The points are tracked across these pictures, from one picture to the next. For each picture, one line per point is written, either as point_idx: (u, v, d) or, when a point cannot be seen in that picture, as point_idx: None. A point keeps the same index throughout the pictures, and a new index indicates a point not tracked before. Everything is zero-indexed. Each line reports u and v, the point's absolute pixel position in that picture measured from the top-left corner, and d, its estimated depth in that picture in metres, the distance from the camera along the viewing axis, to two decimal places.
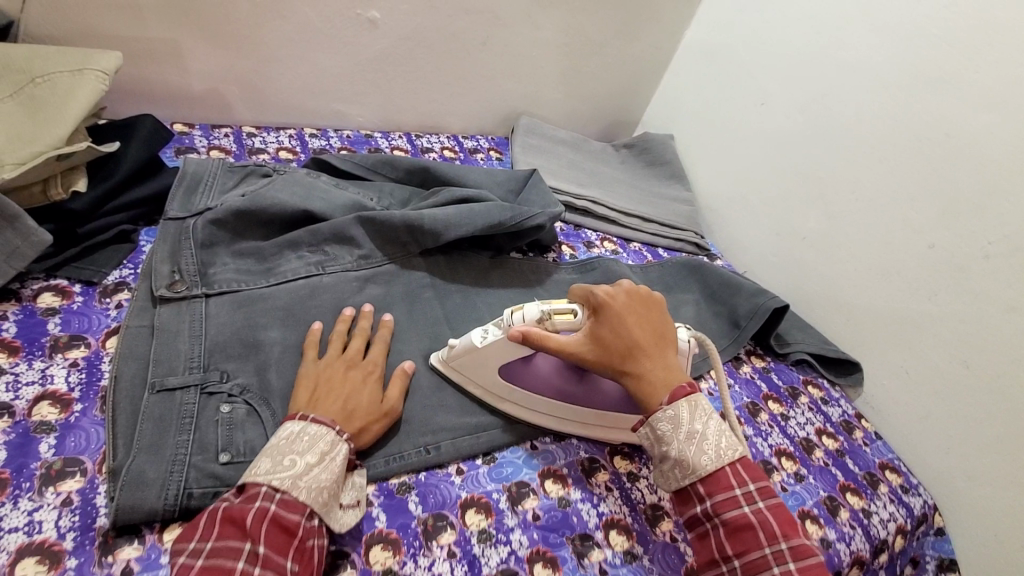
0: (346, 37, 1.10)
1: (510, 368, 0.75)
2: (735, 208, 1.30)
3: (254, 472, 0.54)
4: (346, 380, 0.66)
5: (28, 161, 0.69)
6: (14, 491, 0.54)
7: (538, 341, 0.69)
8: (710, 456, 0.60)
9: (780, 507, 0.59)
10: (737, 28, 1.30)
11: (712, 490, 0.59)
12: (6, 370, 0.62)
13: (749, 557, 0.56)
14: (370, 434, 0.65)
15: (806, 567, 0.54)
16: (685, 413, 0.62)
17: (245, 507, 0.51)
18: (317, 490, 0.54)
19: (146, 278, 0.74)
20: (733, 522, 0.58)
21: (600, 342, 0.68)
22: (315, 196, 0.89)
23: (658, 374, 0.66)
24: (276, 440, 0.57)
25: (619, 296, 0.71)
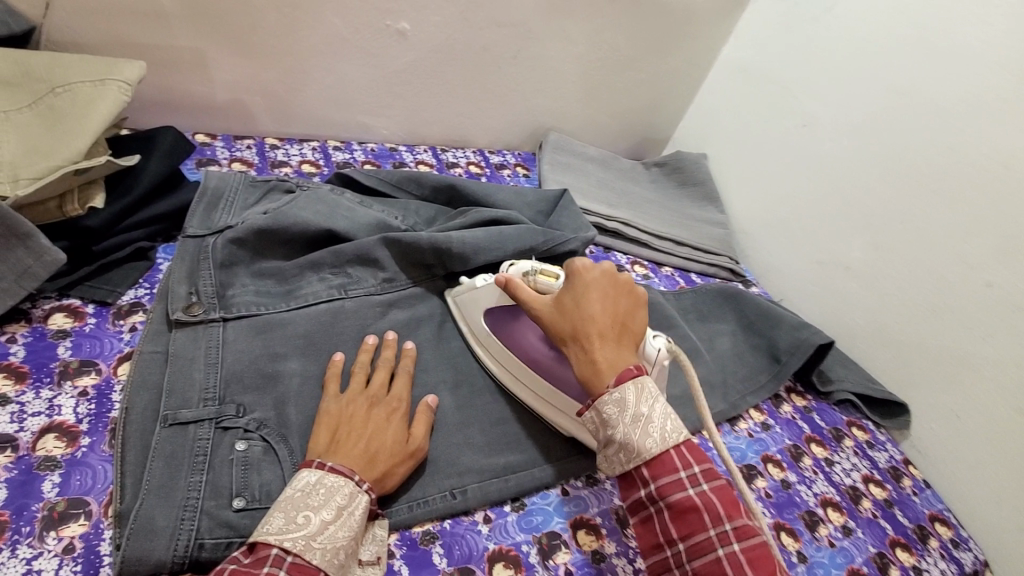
0: (374, 48, 1.07)
1: (496, 317, 0.79)
2: (771, 233, 1.24)
3: (264, 530, 0.49)
4: (368, 419, 0.62)
5: (44, 176, 0.66)
6: (13, 537, 0.50)
7: (518, 290, 0.72)
8: (655, 439, 0.56)
9: (726, 489, 0.55)
10: (777, 47, 1.26)
11: (657, 474, 0.55)
12: (11, 398, 0.59)
13: (693, 540, 0.53)
14: (395, 478, 0.60)
15: (750, 547, 0.51)
16: (629, 396, 0.58)
17: (252, 572, 0.46)
18: (331, 551, 0.50)
19: (163, 300, 0.71)
20: (678, 505, 0.54)
21: (563, 310, 0.68)
22: (339, 215, 0.85)
23: (607, 357, 0.62)
24: (291, 491, 0.53)
25: (594, 271, 0.69)
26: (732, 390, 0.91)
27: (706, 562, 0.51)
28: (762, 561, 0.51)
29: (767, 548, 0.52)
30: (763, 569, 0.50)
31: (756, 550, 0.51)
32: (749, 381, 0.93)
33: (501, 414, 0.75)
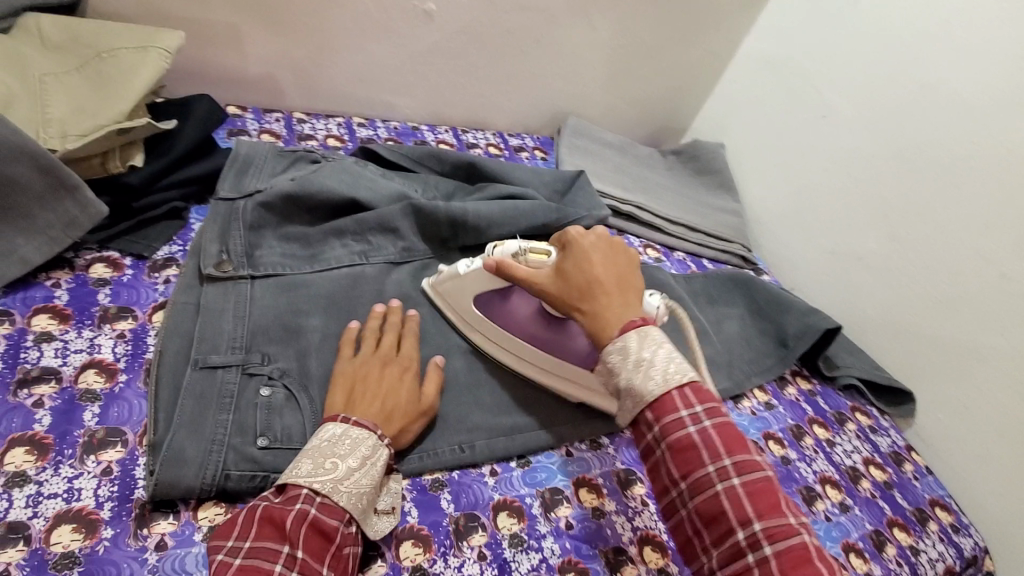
0: (401, 29, 1.10)
1: (486, 301, 0.78)
2: (785, 223, 1.25)
3: (294, 474, 0.54)
4: (383, 378, 0.65)
5: (90, 134, 0.70)
6: (57, 457, 0.55)
7: (511, 271, 0.70)
8: (657, 382, 0.55)
9: (728, 424, 0.54)
10: (799, 39, 1.26)
11: (659, 416, 0.54)
12: (56, 336, 0.63)
13: (694, 478, 0.53)
14: (409, 434, 0.64)
15: (750, 482, 0.52)
16: (633, 343, 0.56)
17: (285, 508, 0.51)
18: (356, 495, 0.54)
19: (196, 256, 0.75)
20: (678, 445, 0.54)
21: (563, 276, 0.65)
22: (362, 185, 0.88)
23: (613, 309, 0.60)
24: (317, 441, 0.56)
25: (589, 237, 0.67)
26: (737, 370, 0.93)
27: (706, 499, 0.52)
28: (763, 495, 0.51)
29: (770, 482, 0.52)
30: (764, 502, 0.51)
31: (757, 485, 0.52)
32: (755, 363, 0.95)
33: (511, 378, 0.78)
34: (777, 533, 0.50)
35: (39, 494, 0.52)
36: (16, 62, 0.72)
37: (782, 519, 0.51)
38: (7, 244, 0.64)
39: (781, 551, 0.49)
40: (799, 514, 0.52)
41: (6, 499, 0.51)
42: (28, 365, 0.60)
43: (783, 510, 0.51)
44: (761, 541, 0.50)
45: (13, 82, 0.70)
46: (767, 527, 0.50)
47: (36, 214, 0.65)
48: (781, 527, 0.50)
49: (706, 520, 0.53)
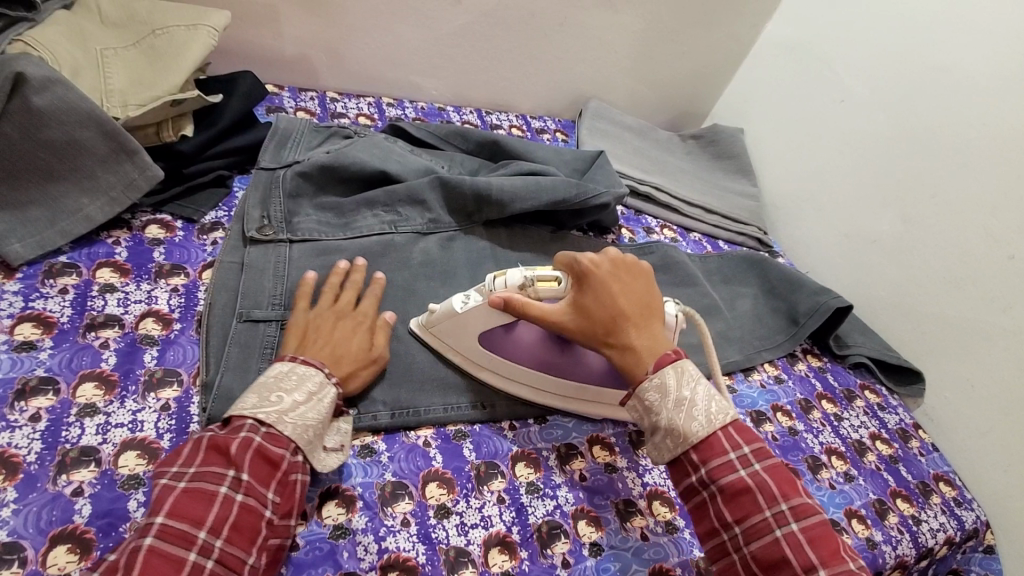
0: (429, 11, 1.14)
1: (491, 336, 0.73)
2: (801, 207, 1.27)
3: (239, 406, 0.54)
4: (335, 329, 0.66)
5: (148, 103, 0.76)
6: (122, 392, 0.61)
7: (526, 308, 0.67)
8: (701, 421, 0.59)
9: (778, 469, 0.58)
10: (820, 23, 1.27)
11: (707, 458, 0.58)
12: (118, 288, 0.69)
13: (750, 522, 0.55)
14: (358, 381, 0.65)
15: (807, 525, 0.54)
16: (672, 381, 0.60)
17: (229, 437, 0.52)
18: (301, 427, 0.55)
19: (240, 221, 0.81)
20: (731, 488, 0.57)
21: (584, 312, 0.66)
22: (392, 159, 0.93)
23: (644, 344, 0.64)
24: (265, 378, 0.58)
25: (604, 263, 0.68)
26: (748, 344, 0.96)
27: (765, 545, 0.54)
28: (823, 540, 0.54)
29: (828, 527, 0.55)
30: (824, 548, 0.53)
31: (816, 529, 0.54)
32: (766, 339, 0.98)
33: None
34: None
35: (107, 423, 0.58)
36: (78, 36, 0.77)
37: (843, 564, 0.52)
38: (74, 203, 0.70)
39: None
40: (859, 561, 0.54)
41: (79, 426, 0.57)
42: (95, 312, 0.66)
43: (843, 556, 0.53)
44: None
45: (78, 53, 0.75)
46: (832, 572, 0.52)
47: (100, 175, 0.71)
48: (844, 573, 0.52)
49: (765, 567, 0.54)
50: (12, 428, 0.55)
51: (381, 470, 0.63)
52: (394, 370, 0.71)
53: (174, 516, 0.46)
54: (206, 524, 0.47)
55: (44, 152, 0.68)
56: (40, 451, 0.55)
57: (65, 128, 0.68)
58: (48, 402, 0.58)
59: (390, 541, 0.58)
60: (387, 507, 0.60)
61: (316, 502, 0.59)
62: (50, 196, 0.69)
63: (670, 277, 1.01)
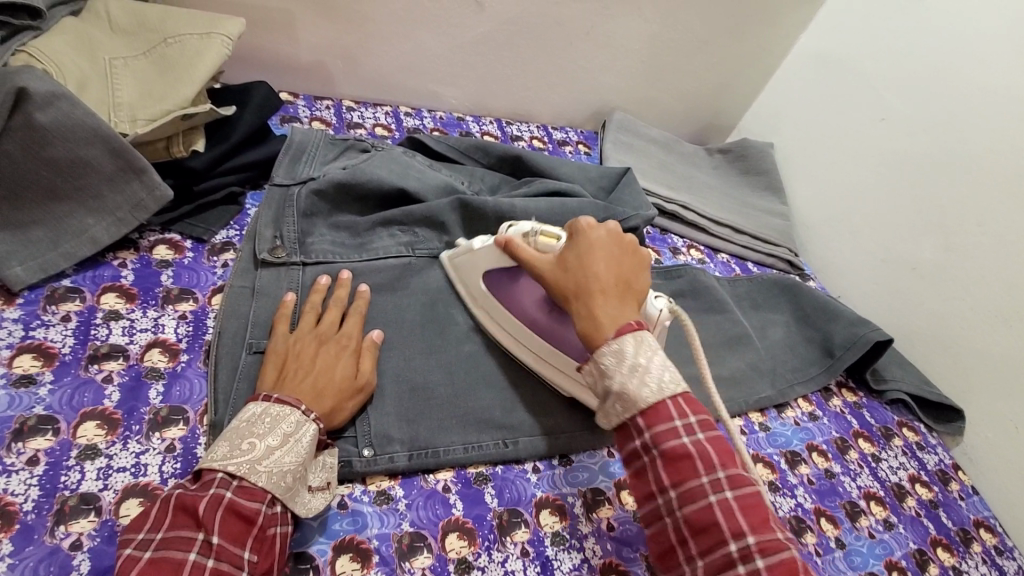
0: (452, 18, 1.10)
1: (496, 279, 0.77)
2: (833, 228, 1.22)
3: (209, 457, 0.51)
4: (316, 357, 0.62)
5: (157, 118, 0.72)
6: (125, 432, 0.57)
7: (518, 252, 0.69)
8: (652, 389, 0.54)
9: (720, 438, 0.54)
10: (858, 35, 1.22)
11: (652, 423, 0.54)
12: (122, 314, 0.66)
13: (686, 487, 0.52)
14: (344, 414, 0.61)
15: (743, 495, 0.51)
16: (628, 347, 0.55)
17: (198, 494, 0.48)
18: (277, 475, 0.51)
19: (251, 241, 0.77)
20: (671, 454, 0.52)
21: (564, 266, 0.64)
22: (411, 175, 0.88)
23: (609, 311, 0.59)
24: (237, 421, 0.53)
25: (600, 232, 0.66)
26: (780, 377, 0.91)
27: (698, 509, 0.51)
28: (754, 508, 0.50)
29: (761, 496, 0.51)
30: (755, 516, 0.50)
31: (748, 498, 0.51)
32: (800, 372, 0.93)
33: None
34: (768, 547, 0.48)
35: (109, 467, 0.54)
36: (86, 45, 0.74)
37: (771, 534, 0.49)
38: (79, 223, 0.67)
39: (772, 566, 0.47)
40: (789, 533, 0.51)
41: (79, 470, 0.53)
42: (98, 341, 0.63)
43: (772, 526, 0.50)
44: (752, 554, 0.48)
45: (85, 64, 0.72)
46: (757, 540, 0.49)
47: (106, 195, 0.68)
48: (771, 542, 0.49)
49: (695, 531, 0.51)
50: (8, 473, 0.52)
51: (398, 520, 0.59)
52: (413, 408, 0.67)
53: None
54: None
55: (47, 170, 0.64)
56: (37, 499, 0.51)
57: (70, 146, 0.64)
58: (47, 443, 0.54)
59: None
60: (405, 562, 0.57)
61: (330, 556, 0.55)
62: (53, 216, 0.65)
63: (699, 303, 0.96)
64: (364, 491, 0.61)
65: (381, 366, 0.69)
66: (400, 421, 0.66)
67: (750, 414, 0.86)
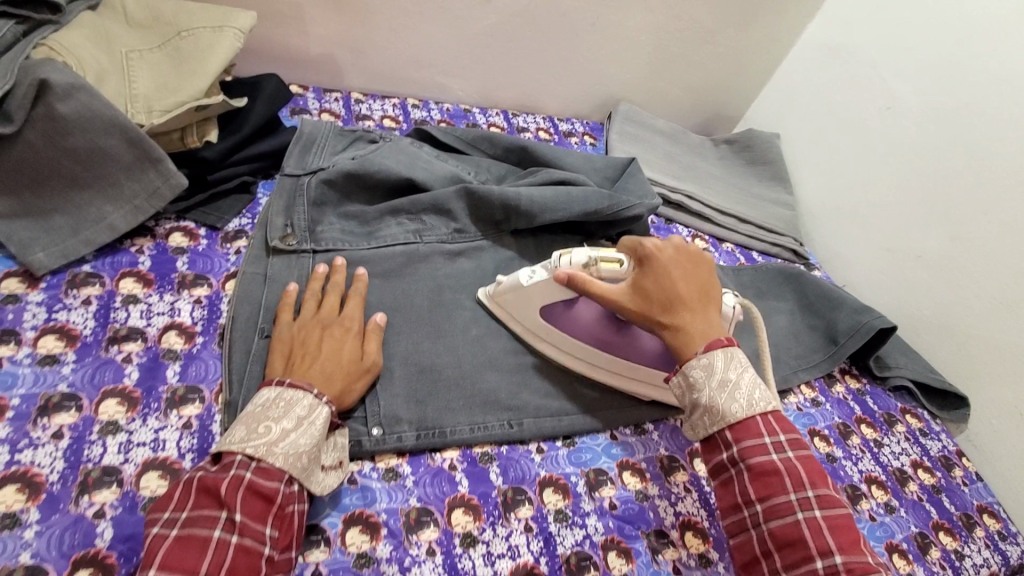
0: (459, 10, 1.11)
1: (553, 310, 0.76)
2: (839, 218, 1.22)
3: (228, 441, 0.52)
4: (323, 342, 0.64)
5: (172, 109, 0.74)
6: (144, 410, 0.60)
7: (585, 288, 0.68)
8: (741, 404, 0.60)
9: (810, 459, 0.58)
10: (867, 24, 1.22)
11: (740, 437, 0.59)
12: (141, 298, 0.68)
13: (772, 502, 0.56)
14: (353, 395, 0.63)
15: (830, 515, 0.55)
16: (718, 362, 0.61)
17: (219, 476, 0.50)
18: (294, 455, 0.53)
19: (262, 229, 0.79)
20: (759, 468, 0.57)
21: (644, 292, 0.67)
22: (418, 165, 0.90)
23: (698, 327, 0.64)
24: (252, 407, 0.55)
25: (667, 250, 0.69)
26: (784, 364, 0.92)
27: (784, 524, 0.55)
28: (843, 529, 0.54)
29: (850, 519, 0.55)
30: (844, 536, 0.54)
31: (838, 520, 0.55)
32: (803, 359, 0.94)
33: (558, 361, 0.78)
34: (855, 567, 0.52)
35: (129, 442, 0.57)
36: (104, 39, 0.76)
37: (860, 556, 0.53)
38: (98, 211, 0.69)
39: None
40: (877, 560, 0.54)
41: (102, 444, 0.56)
42: (118, 324, 0.65)
43: (861, 548, 0.54)
44: (841, 572, 0.51)
45: (103, 57, 0.74)
46: (848, 560, 0.52)
47: (124, 183, 0.70)
48: (860, 563, 0.52)
49: (780, 544, 0.55)
50: (35, 446, 0.54)
51: (406, 495, 0.61)
52: (421, 389, 0.69)
53: (167, 569, 0.45)
54: (200, 573, 0.45)
55: (67, 160, 0.66)
56: (62, 470, 0.53)
57: (89, 135, 0.66)
58: (71, 419, 0.57)
59: (415, 571, 0.56)
60: (412, 535, 0.58)
61: (340, 529, 0.57)
62: (73, 204, 0.68)
63: None
64: (373, 467, 0.63)
65: (390, 349, 0.71)
66: (407, 402, 0.68)
67: None
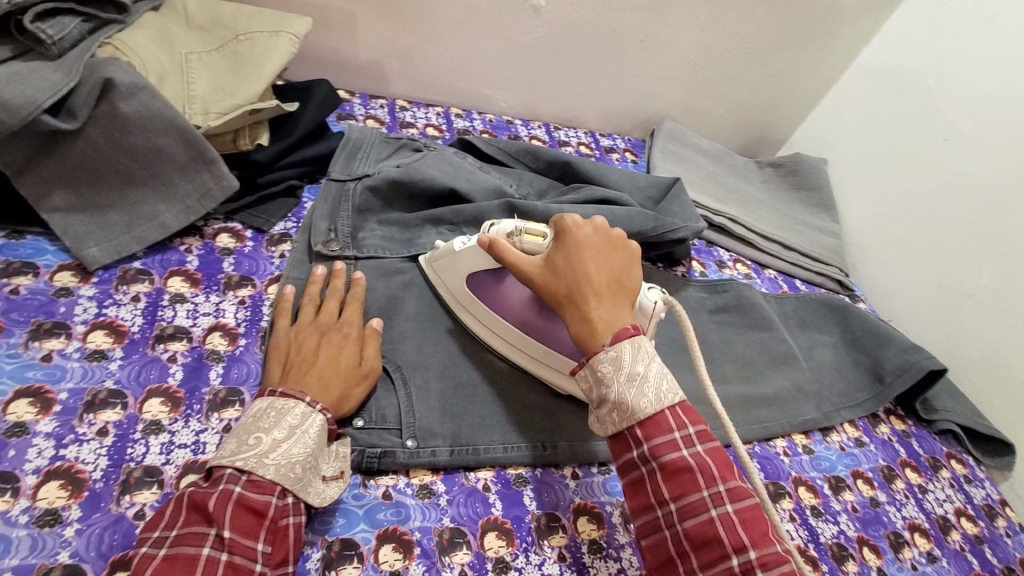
0: (508, 22, 1.11)
1: (481, 280, 0.74)
2: (886, 250, 1.18)
3: (218, 455, 0.51)
4: (319, 348, 0.62)
5: (229, 112, 0.75)
6: (187, 411, 0.60)
7: (501, 253, 0.65)
8: (651, 399, 0.54)
9: (720, 451, 0.53)
10: (925, 51, 1.18)
11: (651, 434, 0.53)
12: (187, 298, 0.69)
13: (687, 500, 0.51)
14: (353, 399, 0.62)
15: (743, 508, 0.50)
16: (626, 355, 0.55)
17: (208, 492, 0.49)
18: (285, 466, 0.52)
19: (307, 232, 0.79)
20: (672, 466, 0.52)
21: (555, 271, 0.62)
22: (462, 176, 0.90)
23: (604, 315, 0.58)
24: (244, 418, 0.54)
25: (587, 229, 0.64)
26: (826, 400, 0.89)
27: (699, 523, 0.50)
28: (755, 521, 0.49)
29: (761, 509, 0.51)
30: (756, 530, 0.49)
31: (750, 512, 0.50)
32: (846, 396, 0.91)
33: None
34: (770, 561, 0.47)
35: (171, 443, 0.57)
36: (166, 40, 0.77)
37: (773, 548, 0.48)
38: (152, 209, 0.70)
39: None
40: (788, 549, 0.50)
41: (144, 444, 0.56)
42: (164, 322, 0.66)
43: (773, 540, 0.49)
44: (755, 569, 0.47)
45: (164, 58, 0.75)
46: (761, 555, 0.48)
47: (177, 183, 0.71)
48: (773, 555, 0.48)
49: (696, 545, 0.49)
50: (80, 442, 0.55)
51: (440, 514, 0.60)
52: (456, 405, 0.69)
53: None
54: None
55: (125, 158, 0.68)
56: (105, 468, 0.54)
57: (147, 135, 0.68)
58: (116, 416, 0.57)
59: None
60: (444, 557, 0.57)
61: (373, 545, 0.56)
62: (128, 201, 0.69)
63: (743, 319, 0.95)
64: (407, 483, 0.62)
65: (425, 363, 0.71)
66: (443, 418, 0.67)
67: (793, 436, 0.85)
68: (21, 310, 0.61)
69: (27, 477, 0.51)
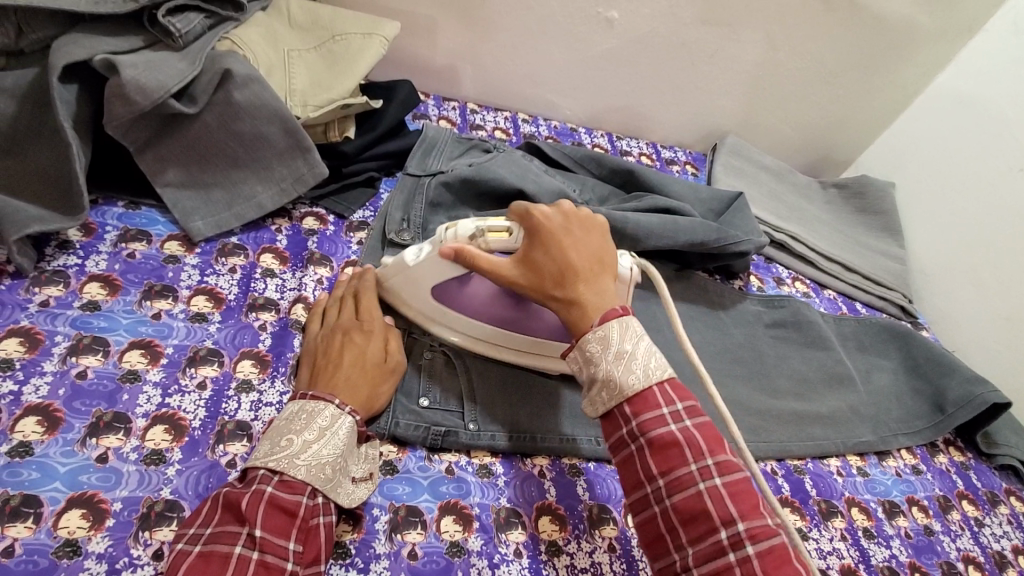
0: (581, 33, 1.15)
1: (443, 287, 0.70)
2: (953, 279, 1.15)
3: (253, 457, 0.52)
4: (343, 349, 0.63)
5: (325, 105, 0.81)
6: (274, 372, 0.65)
7: (473, 260, 0.63)
8: (639, 375, 0.54)
9: (708, 425, 0.54)
10: (1005, 79, 1.15)
11: (639, 410, 0.53)
12: (277, 274, 0.75)
13: (674, 475, 0.51)
14: (382, 396, 0.63)
15: (731, 481, 0.51)
16: (614, 333, 0.56)
17: (242, 491, 0.50)
18: (317, 467, 0.53)
19: (382, 220, 0.84)
20: (660, 440, 0.52)
21: (534, 266, 0.62)
22: (528, 178, 0.92)
23: (592, 298, 0.60)
24: (278, 420, 0.55)
25: (555, 216, 0.64)
26: (883, 424, 0.88)
27: (687, 498, 0.50)
28: (744, 495, 0.50)
29: (750, 483, 0.51)
30: (745, 503, 0.50)
31: (738, 486, 0.51)
32: (905, 423, 0.90)
33: None
34: (759, 533, 0.48)
35: (260, 401, 0.62)
36: (272, 37, 0.84)
37: (761, 520, 0.50)
38: (250, 190, 0.76)
39: (763, 552, 0.48)
40: (774, 519, 0.51)
41: (236, 400, 0.62)
42: (257, 293, 0.72)
43: (762, 512, 0.50)
44: (745, 541, 0.48)
45: (271, 53, 0.82)
46: (750, 527, 0.49)
47: (275, 167, 0.77)
48: (762, 527, 0.49)
49: (684, 519, 0.50)
50: (183, 392, 0.60)
51: (497, 494, 0.63)
52: (514, 392, 0.72)
53: None
54: None
55: (232, 141, 0.74)
56: (203, 418, 0.59)
57: (254, 122, 0.74)
58: (213, 372, 0.63)
59: (503, 569, 0.58)
60: (501, 534, 0.60)
61: (436, 514, 0.60)
62: (231, 181, 0.76)
63: (801, 336, 0.94)
64: (469, 461, 0.66)
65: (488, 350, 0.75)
66: (502, 403, 0.70)
67: (847, 457, 0.84)
68: (136, 272, 0.68)
69: (137, 419, 0.57)
